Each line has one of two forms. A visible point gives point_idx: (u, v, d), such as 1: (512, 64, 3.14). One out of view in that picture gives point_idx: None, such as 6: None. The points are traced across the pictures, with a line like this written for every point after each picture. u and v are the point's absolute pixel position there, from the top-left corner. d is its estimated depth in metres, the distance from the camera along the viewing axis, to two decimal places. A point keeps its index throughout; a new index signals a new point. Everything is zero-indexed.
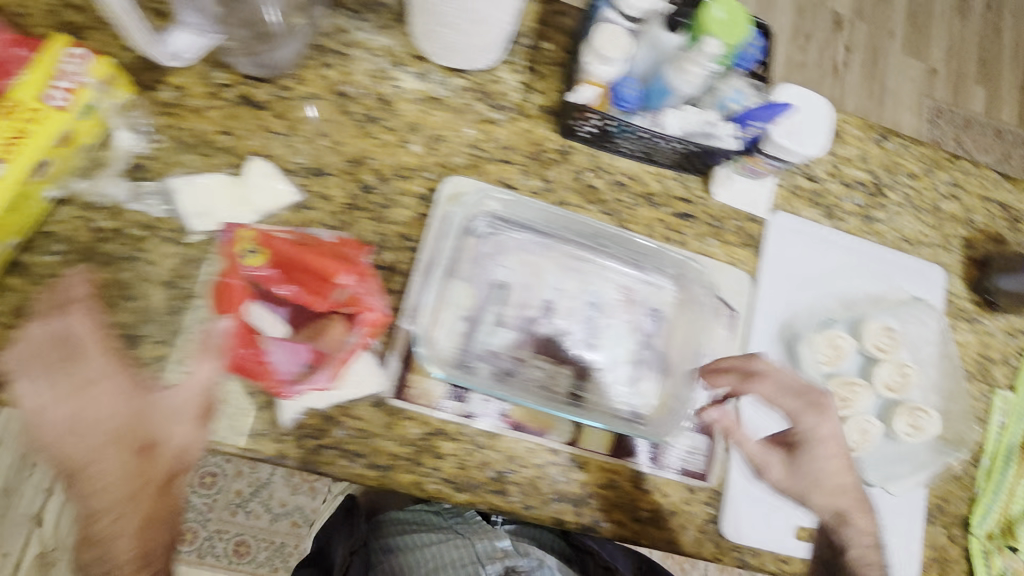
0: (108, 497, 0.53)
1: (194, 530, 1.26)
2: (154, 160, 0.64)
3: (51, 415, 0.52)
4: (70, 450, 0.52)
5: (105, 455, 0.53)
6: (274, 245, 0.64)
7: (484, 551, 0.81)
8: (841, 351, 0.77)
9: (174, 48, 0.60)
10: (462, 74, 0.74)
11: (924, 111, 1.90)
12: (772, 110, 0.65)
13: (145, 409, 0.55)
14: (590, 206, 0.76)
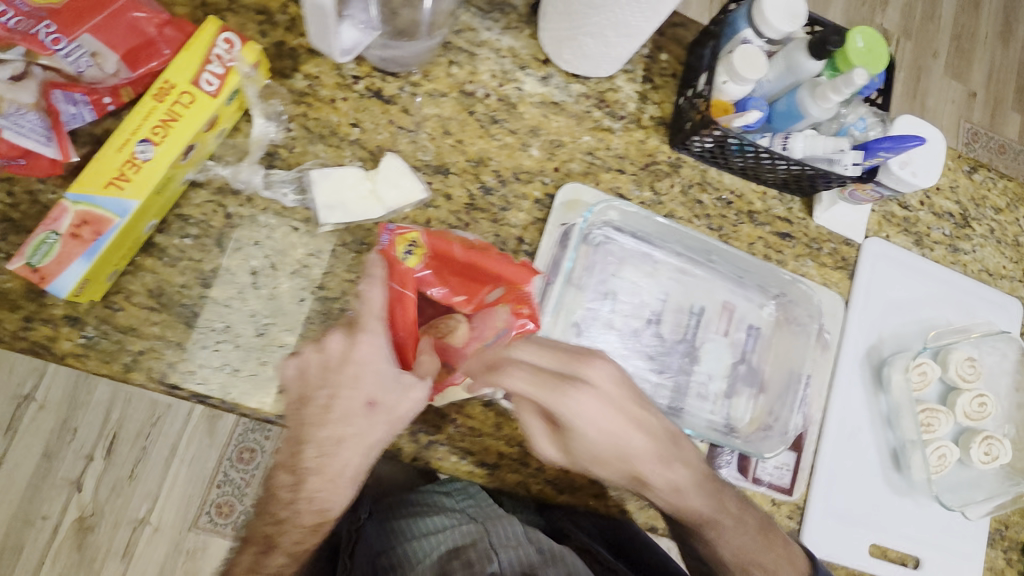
0: (320, 448, 0.56)
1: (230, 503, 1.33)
2: (288, 148, 0.64)
3: (335, 369, 0.56)
4: (321, 393, 0.56)
5: (349, 419, 0.56)
6: (441, 247, 0.60)
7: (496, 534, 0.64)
8: (926, 378, 0.79)
9: (349, 45, 0.58)
10: (582, 80, 0.74)
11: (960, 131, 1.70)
12: (900, 144, 0.66)
13: (385, 381, 0.56)
14: (697, 220, 0.76)
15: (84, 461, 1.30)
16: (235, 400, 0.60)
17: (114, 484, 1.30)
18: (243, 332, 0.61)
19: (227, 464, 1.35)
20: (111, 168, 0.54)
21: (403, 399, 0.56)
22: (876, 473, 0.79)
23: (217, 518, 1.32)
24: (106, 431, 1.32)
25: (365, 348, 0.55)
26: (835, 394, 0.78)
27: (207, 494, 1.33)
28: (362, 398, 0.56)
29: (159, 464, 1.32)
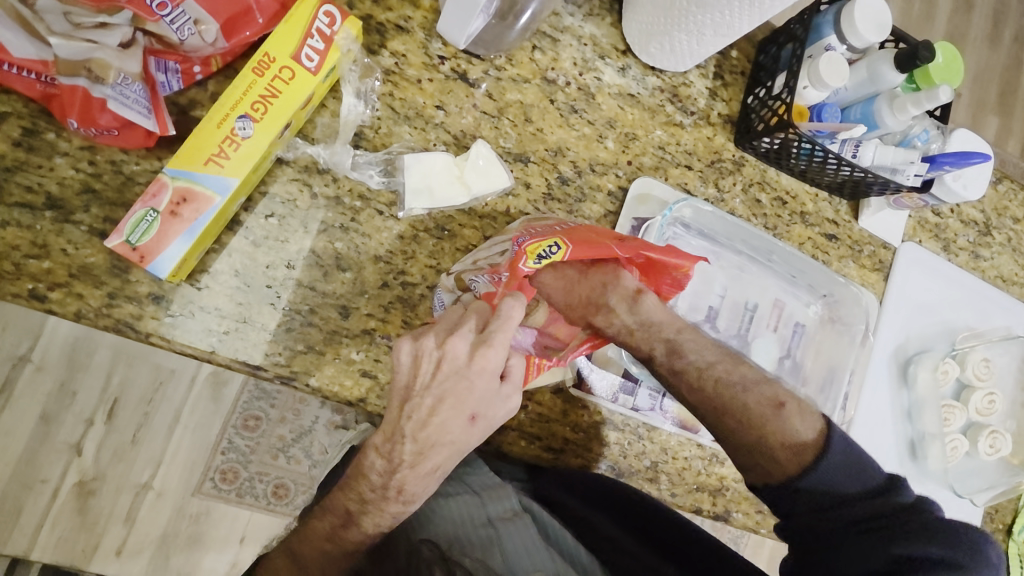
0: (418, 446, 0.54)
1: (236, 471, 1.16)
2: (373, 129, 0.62)
3: (447, 372, 0.52)
4: (425, 395, 0.53)
5: (447, 429, 0.54)
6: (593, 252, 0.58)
7: (495, 508, 0.63)
8: (947, 376, 0.85)
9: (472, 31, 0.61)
10: (657, 73, 0.74)
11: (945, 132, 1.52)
12: (962, 160, 0.70)
13: (486, 394, 0.54)
14: (755, 218, 0.79)
15: (82, 424, 1.09)
16: (317, 382, 0.60)
17: (116, 447, 1.10)
18: (326, 315, 0.60)
19: (233, 430, 1.16)
20: (210, 144, 0.52)
21: (498, 407, 0.55)
22: (895, 462, 0.85)
23: (222, 484, 1.15)
24: (108, 394, 1.09)
25: (485, 360, 0.52)
26: (865, 388, 0.84)
27: (211, 461, 1.15)
28: (466, 409, 0.54)
29: (162, 428, 1.13)
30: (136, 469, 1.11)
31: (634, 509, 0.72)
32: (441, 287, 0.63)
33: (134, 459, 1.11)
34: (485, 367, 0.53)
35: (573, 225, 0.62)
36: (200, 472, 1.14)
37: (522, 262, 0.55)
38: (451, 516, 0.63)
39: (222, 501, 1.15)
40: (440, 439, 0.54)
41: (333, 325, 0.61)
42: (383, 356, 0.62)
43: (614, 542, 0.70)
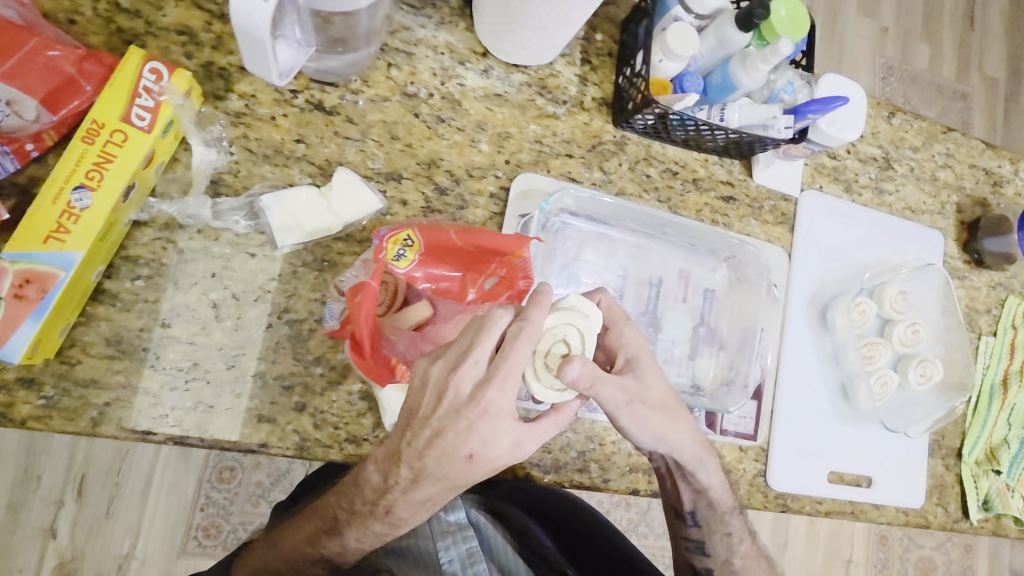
0: (416, 476, 0.54)
1: (218, 525, 1.16)
2: (230, 174, 0.62)
3: (448, 407, 0.52)
4: (429, 429, 0.53)
5: (446, 463, 0.53)
6: (444, 249, 0.61)
7: (438, 527, 0.64)
8: (865, 316, 0.86)
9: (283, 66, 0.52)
10: (522, 69, 0.75)
11: (875, 68, 1.58)
12: (827, 105, 0.70)
13: (493, 437, 0.52)
14: (647, 194, 0.79)
15: (54, 505, 1.10)
16: (212, 436, 0.60)
17: (90, 522, 1.11)
18: (212, 367, 0.60)
19: (208, 483, 1.16)
20: (49, 221, 0.51)
21: (509, 455, 0.54)
22: (829, 408, 0.85)
23: (205, 541, 1.15)
24: (73, 471, 1.11)
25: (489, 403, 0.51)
26: (787, 341, 0.84)
27: (191, 519, 1.15)
28: (466, 447, 0.52)
29: (135, 496, 1.13)
30: (114, 540, 1.11)
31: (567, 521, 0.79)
32: (330, 299, 0.63)
33: (111, 532, 1.12)
34: (488, 411, 0.51)
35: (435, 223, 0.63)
36: (181, 533, 1.14)
37: (382, 253, 0.56)
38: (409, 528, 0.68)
39: (208, 558, 1.14)
40: (442, 478, 0.54)
41: (221, 376, 0.60)
42: (278, 397, 0.62)
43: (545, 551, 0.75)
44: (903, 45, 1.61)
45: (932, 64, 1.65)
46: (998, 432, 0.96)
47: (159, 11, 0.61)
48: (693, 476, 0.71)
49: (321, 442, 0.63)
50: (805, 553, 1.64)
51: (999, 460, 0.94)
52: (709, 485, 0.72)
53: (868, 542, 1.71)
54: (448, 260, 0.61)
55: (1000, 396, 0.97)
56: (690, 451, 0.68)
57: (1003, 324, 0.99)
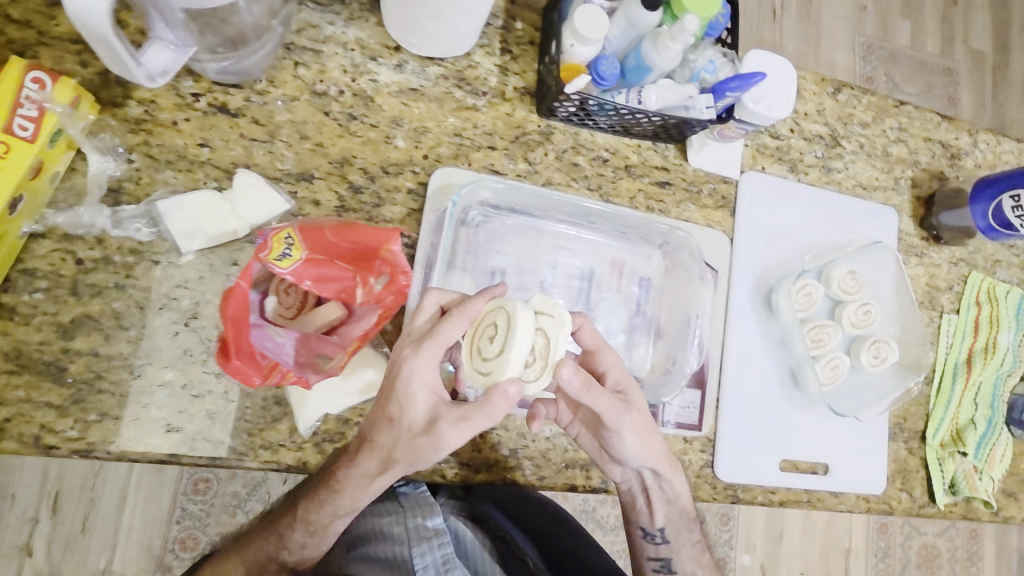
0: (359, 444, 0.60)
1: (195, 537, 1.15)
2: (130, 181, 0.61)
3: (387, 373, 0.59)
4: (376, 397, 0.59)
5: (375, 425, 0.58)
6: (324, 250, 0.59)
7: (415, 535, 0.69)
8: (811, 298, 0.83)
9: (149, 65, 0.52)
10: (438, 62, 0.73)
11: (855, 48, 1.54)
12: (746, 82, 0.69)
13: (407, 400, 0.56)
14: (576, 183, 0.77)
15: (29, 522, 1.10)
16: (120, 448, 0.59)
17: (66, 537, 1.11)
18: (118, 378, 0.60)
19: (184, 495, 1.15)
20: None
21: (424, 432, 0.56)
22: (778, 394, 0.83)
23: (183, 553, 1.14)
24: (48, 488, 1.12)
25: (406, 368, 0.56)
26: (731, 327, 0.82)
27: (167, 532, 1.14)
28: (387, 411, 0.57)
29: (110, 511, 1.13)
30: (91, 554, 1.11)
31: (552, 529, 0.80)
32: None
33: (88, 546, 1.11)
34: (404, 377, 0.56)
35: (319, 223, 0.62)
36: (158, 544, 1.14)
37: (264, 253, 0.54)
38: (387, 534, 0.72)
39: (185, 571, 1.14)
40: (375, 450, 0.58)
41: (127, 387, 0.60)
42: (188, 406, 0.61)
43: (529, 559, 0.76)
44: (882, 23, 1.57)
45: (915, 41, 1.60)
46: (962, 413, 0.92)
47: (51, 21, 0.61)
48: (669, 487, 0.73)
49: (235, 450, 0.62)
50: (803, 544, 1.53)
51: (965, 442, 0.91)
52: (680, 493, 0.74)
53: (869, 532, 1.58)
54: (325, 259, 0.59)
55: (964, 375, 0.93)
56: (661, 461, 0.70)
57: (966, 300, 0.96)
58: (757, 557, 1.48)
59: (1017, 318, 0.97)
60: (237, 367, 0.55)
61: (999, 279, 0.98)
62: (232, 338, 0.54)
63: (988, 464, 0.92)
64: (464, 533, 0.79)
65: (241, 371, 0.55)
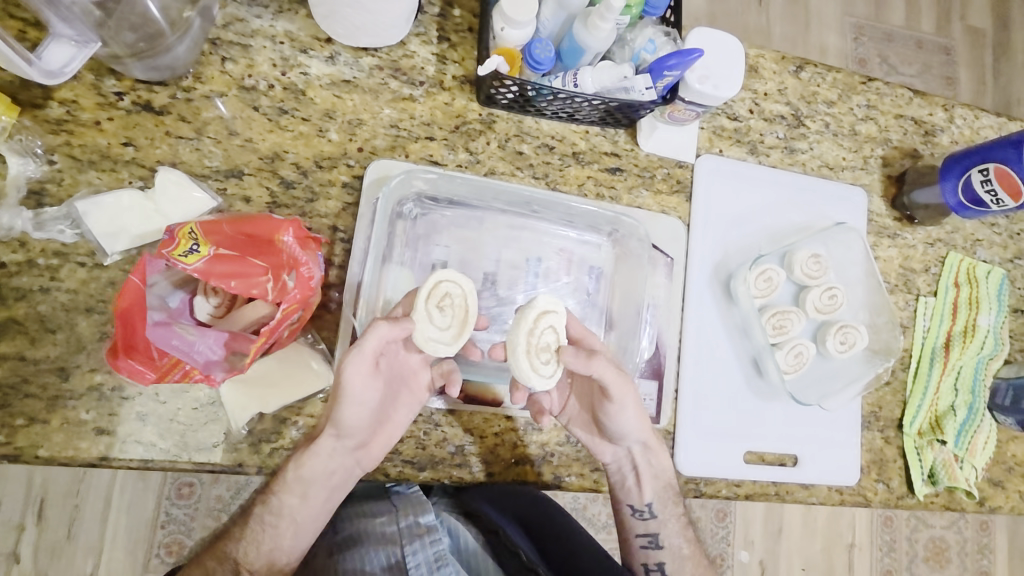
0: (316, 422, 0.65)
1: (180, 542, 1.12)
2: (53, 183, 0.61)
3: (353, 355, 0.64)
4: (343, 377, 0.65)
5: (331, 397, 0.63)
6: (232, 244, 0.54)
7: (408, 531, 0.69)
8: (772, 283, 0.80)
9: (49, 62, 0.52)
10: (372, 53, 0.71)
11: (845, 28, 1.45)
12: (685, 58, 0.64)
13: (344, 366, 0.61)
14: (520, 171, 0.75)
15: (15, 529, 1.07)
16: (46, 453, 0.58)
17: (49, 545, 1.08)
18: (43, 382, 0.59)
19: (168, 497, 1.11)
20: None
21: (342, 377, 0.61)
22: (741, 384, 0.80)
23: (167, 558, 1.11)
24: (32, 496, 1.08)
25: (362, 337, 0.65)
26: (689, 315, 0.79)
27: (153, 537, 1.11)
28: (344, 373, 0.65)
29: (96, 517, 1.10)
30: (75, 563, 1.08)
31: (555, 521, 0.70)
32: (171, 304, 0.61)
33: (72, 554, 1.08)
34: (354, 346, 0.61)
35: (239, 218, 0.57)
36: (142, 550, 1.10)
37: (166, 250, 0.51)
38: (376, 534, 0.70)
39: None
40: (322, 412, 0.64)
41: (54, 390, 0.59)
42: (116, 410, 0.60)
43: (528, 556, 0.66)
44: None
45: (910, 20, 1.49)
46: (942, 399, 0.88)
47: None
48: (655, 457, 0.74)
49: (165, 453, 0.61)
50: (803, 540, 1.39)
51: (945, 429, 0.87)
52: (666, 467, 0.75)
53: (874, 526, 1.44)
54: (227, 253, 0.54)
55: (942, 359, 0.89)
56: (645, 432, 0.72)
57: (945, 282, 0.91)
58: (755, 555, 1.35)
59: (998, 299, 0.93)
60: (128, 367, 0.55)
61: (979, 259, 0.94)
62: (123, 337, 0.55)
63: (970, 452, 0.88)
64: (461, 535, 0.76)
65: (137, 372, 0.56)
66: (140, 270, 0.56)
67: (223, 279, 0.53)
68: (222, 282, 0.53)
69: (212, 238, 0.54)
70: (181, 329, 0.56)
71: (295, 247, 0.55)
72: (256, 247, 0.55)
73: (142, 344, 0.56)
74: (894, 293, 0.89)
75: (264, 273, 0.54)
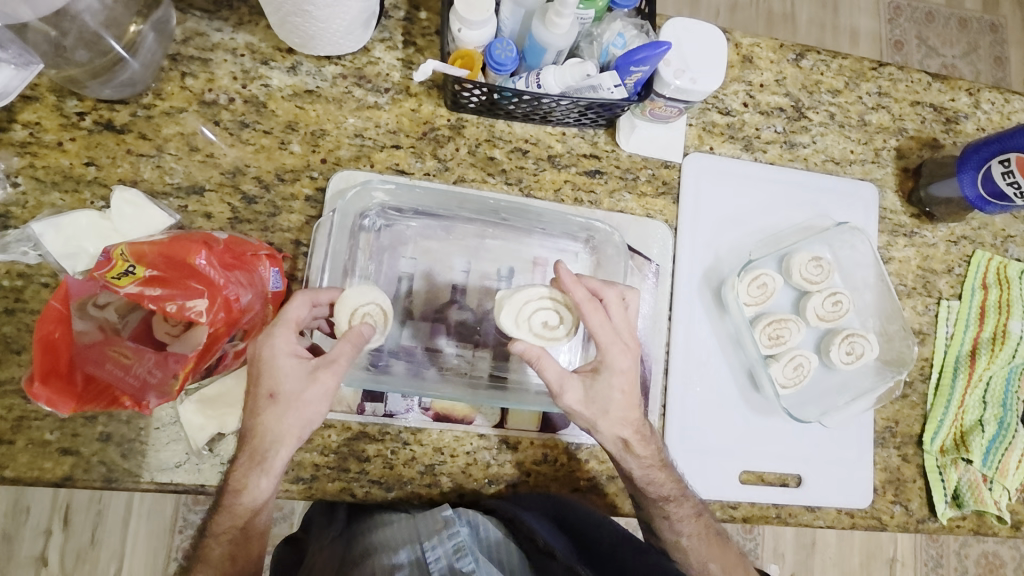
0: (253, 449, 0.53)
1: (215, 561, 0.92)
2: (19, 205, 0.62)
3: (266, 370, 0.52)
4: (261, 397, 0.53)
5: (271, 423, 0.52)
6: (161, 266, 0.55)
7: (424, 528, 0.58)
8: (767, 289, 0.74)
9: None
10: (334, 61, 0.68)
11: (879, 10, 1.28)
12: (654, 51, 0.60)
13: (304, 379, 0.52)
14: (492, 178, 0.72)
15: (42, 536, 0.84)
16: (13, 472, 0.60)
17: (75, 552, 0.85)
18: (11, 402, 0.60)
19: (184, 504, 0.87)
20: None
21: (307, 387, 0.52)
22: (734, 398, 0.75)
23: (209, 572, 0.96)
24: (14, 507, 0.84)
25: (266, 349, 0.52)
26: (675, 325, 0.74)
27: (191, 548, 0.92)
28: (263, 387, 0.52)
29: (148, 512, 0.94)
30: (100, 570, 0.85)
31: (587, 523, 0.63)
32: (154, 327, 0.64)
33: (97, 561, 0.86)
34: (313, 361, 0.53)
35: (169, 237, 0.57)
36: (162, 558, 0.86)
37: (100, 274, 0.54)
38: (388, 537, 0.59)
39: None
40: (263, 435, 0.53)
41: (18, 411, 0.60)
42: (80, 430, 0.61)
43: (544, 538, 0.59)
44: None
45: None
46: (967, 413, 0.80)
47: None
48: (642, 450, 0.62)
49: (128, 473, 0.61)
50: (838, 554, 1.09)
51: (970, 448, 0.79)
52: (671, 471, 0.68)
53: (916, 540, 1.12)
54: (154, 275, 0.55)
55: (967, 369, 0.81)
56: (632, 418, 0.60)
57: (970, 284, 0.83)
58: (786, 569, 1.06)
59: None
60: (45, 394, 0.55)
61: (1011, 258, 0.85)
62: (45, 363, 0.56)
63: (1002, 473, 0.79)
64: (481, 525, 0.62)
65: (55, 401, 0.55)
66: (63, 295, 0.56)
67: (150, 299, 0.53)
68: (152, 303, 0.53)
69: (148, 258, 0.55)
70: (117, 352, 0.57)
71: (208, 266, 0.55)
72: (184, 266, 0.55)
73: (64, 373, 0.56)
74: (909, 297, 0.82)
75: (196, 294, 0.55)
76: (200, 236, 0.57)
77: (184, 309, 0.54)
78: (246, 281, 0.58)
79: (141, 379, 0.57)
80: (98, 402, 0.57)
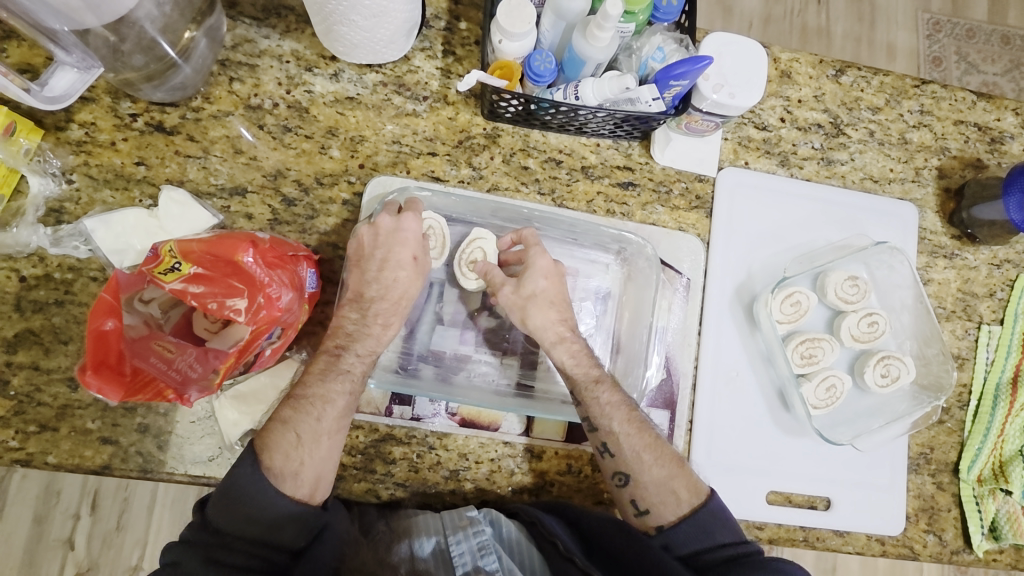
0: (390, 302, 0.64)
1: None
2: (72, 201, 0.65)
3: (401, 242, 0.64)
4: (393, 261, 0.64)
5: (402, 280, 0.64)
6: (209, 264, 0.58)
7: (451, 522, 0.62)
8: (799, 307, 0.73)
9: (53, 88, 0.57)
10: (376, 69, 0.70)
11: (919, 25, 1.25)
12: (694, 66, 0.60)
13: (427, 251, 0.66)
14: (525, 187, 0.72)
15: (70, 520, 0.77)
16: (56, 458, 0.62)
17: (103, 538, 0.78)
18: (57, 391, 0.62)
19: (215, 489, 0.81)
20: None
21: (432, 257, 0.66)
22: (763, 416, 0.74)
23: None
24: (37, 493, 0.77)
25: (414, 224, 0.64)
26: (705, 339, 0.74)
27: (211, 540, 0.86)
28: (408, 250, 0.64)
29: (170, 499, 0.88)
30: (124, 558, 0.78)
31: (608, 528, 0.62)
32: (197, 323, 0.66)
33: (122, 547, 0.78)
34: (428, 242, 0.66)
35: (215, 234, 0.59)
36: None
37: (154, 271, 0.56)
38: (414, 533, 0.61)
39: None
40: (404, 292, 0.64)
41: (63, 400, 0.62)
42: (120, 420, 0.63)
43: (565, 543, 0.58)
44: None
45: (993, 13, 1.28)
46: (1008, 442, 0.77)
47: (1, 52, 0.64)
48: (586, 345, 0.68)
49: (166, 464, 0.63)
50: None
51: (1010, 478, 0.76)
52: None
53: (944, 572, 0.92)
54: (204, 272, 0.57)
55: (1008, 398, 0.78)
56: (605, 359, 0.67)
57: (1012, 309, 0.80)
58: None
59: None
60: (95, 383, 0.56)
61: None
62: (94, 355, 0.57)
63: None
64: (503, 525, 0.63)
65: (105, 389, 0.56)
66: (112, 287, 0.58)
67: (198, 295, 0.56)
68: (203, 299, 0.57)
69: (195, 256, 0.57)
70: (160, 347, 0.59)
71: (255, 265, 0.57)
72: (230, 266, 0.58)
73: (115, 364, 0.58)
74: (948, 321, 0.79)
75: (241, 293, 0.57)
76: (246, 235, 0.58)
77: (224, 306, 0.57)
78: (289, 281, 0.59)
79: (183, 373, 0.59)
80: (141, 394, 0.58)
